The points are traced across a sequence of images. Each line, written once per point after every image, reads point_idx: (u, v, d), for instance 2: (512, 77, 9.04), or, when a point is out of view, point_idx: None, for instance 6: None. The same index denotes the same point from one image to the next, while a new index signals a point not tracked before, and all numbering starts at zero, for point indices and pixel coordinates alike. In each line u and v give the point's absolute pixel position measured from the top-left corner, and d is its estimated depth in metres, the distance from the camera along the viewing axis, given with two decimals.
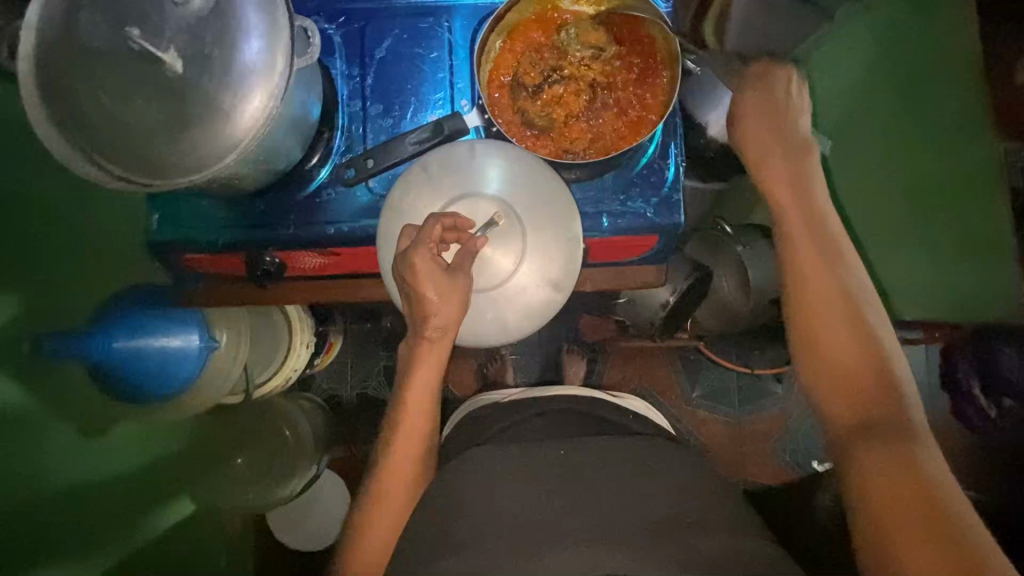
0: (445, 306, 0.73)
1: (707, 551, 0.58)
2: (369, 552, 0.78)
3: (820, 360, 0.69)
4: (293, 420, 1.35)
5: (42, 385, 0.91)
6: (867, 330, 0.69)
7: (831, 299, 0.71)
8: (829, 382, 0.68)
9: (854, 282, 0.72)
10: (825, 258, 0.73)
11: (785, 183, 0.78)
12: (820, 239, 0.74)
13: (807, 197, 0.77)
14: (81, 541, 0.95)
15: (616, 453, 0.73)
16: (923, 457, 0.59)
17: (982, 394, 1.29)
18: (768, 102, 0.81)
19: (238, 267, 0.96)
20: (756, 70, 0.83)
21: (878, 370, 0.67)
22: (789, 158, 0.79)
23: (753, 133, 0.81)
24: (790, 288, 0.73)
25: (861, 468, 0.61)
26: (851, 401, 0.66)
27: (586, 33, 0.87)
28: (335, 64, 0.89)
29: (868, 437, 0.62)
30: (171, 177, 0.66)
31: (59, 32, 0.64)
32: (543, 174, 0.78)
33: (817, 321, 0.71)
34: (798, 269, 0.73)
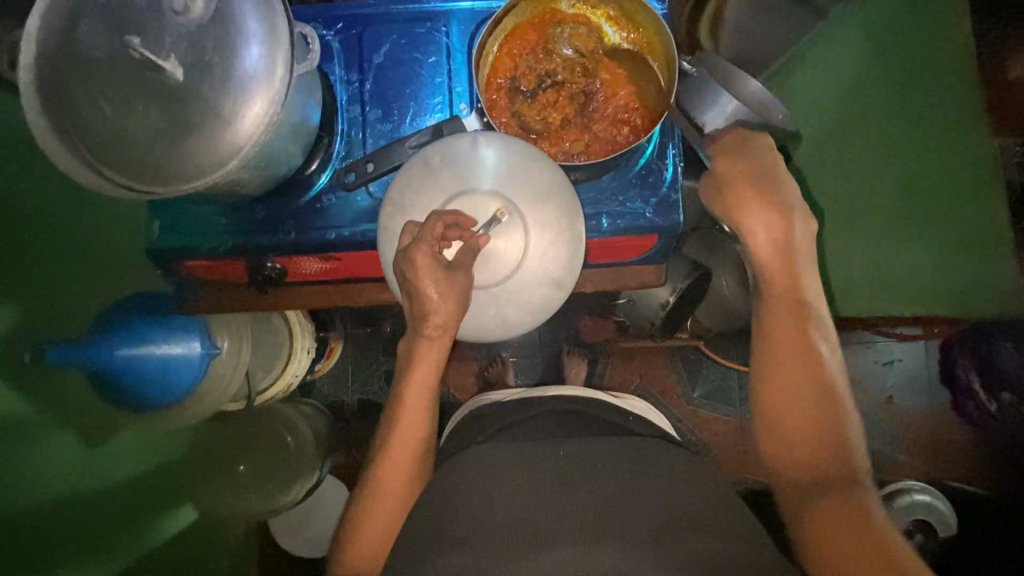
0: (447, 303, 0.74)
1: (706, 547, 0.59)
2: (367, 547, 0.79)
3: (782, 428, 0.70)
4: (293, 426, 1.31)
5: (43, 393, 0.91)
6: (830, 400, 0.70)
7: (799, 364, 0.72)
8: (790, 449, 0.69)
9: (827, 357, 0.72)
10: (801, 329, 0.73)
11: (769, 250, 0.77)
12: (798, 312, 0.74)
13: (790, 262, 0.76)
14: (84, 550, 0.95)
15: (617, 454, 0.73)
16: (875, 517, 0.58)
17: (982, 389, 1.29)
18: (755, 161, 0.80)
19: (238, 273, 0.97)
20: (731, 138, 0.82)
21: (834, 436, 0.67)
22: (776, 221, 0.76)
23: (744, 188, 0.78)
24: (763, 359, 0.74)
25: (814, 525, 0.60)
26: (810, 465, 0.66)
27: (581, 37, 0.88)
28: (334, 70, 0.89)
29: (822, 496, 0.62)
30: (171, 183, 0.66)
31: (59, 41, 0.64)
32: (545, 171, 0.78)
33: (783, 387, 0.71)
34: (772, 338, 0.74)
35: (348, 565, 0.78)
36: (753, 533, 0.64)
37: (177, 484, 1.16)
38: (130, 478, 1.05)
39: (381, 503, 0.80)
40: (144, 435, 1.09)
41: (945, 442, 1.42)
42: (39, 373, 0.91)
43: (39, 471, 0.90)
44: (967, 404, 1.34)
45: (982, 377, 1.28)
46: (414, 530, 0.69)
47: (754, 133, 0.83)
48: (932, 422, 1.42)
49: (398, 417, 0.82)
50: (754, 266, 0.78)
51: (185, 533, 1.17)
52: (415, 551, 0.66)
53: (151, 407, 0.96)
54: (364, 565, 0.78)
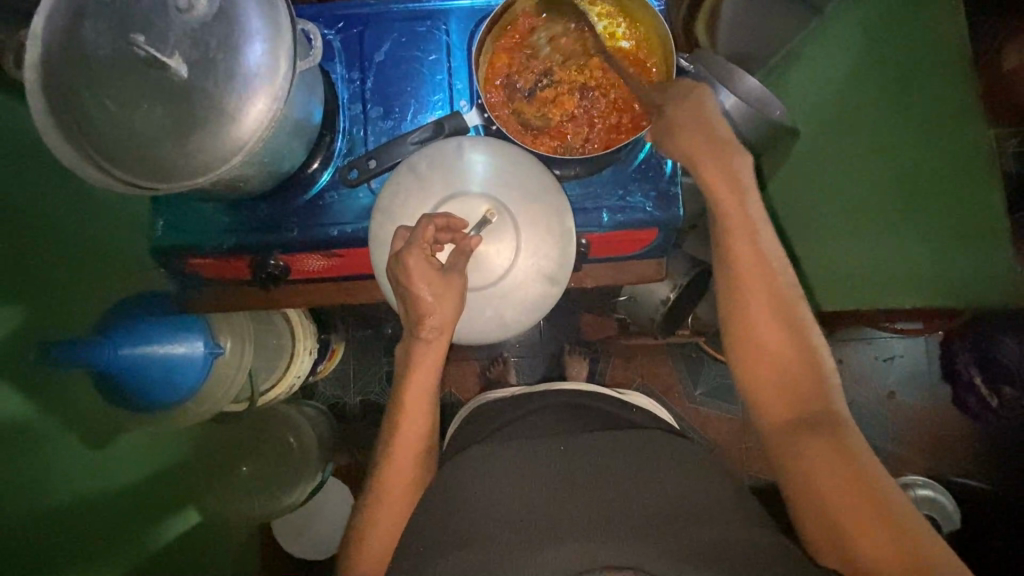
0: (442, 306, 0.73)
1: (713, 538, 0.59)
2: (376, 547, 0.78)
3: (754, 359, 0.71)
4: (295, 426, 1.34)
5: (47, 394, 0.92)
6: (794, 326, 0.71)
7: (759, 292, 0.73)
8: (768, 385, 0.69)
9: (783, 275, 0.74)
10: (761, 254, 0.74)
11: (722, 183, 0.77)
12: (754, 237, 0.75)
13: (740, 190, 0.77)
14: (88, 551, 0.95)
15: (614, 445, 0.74)
16: (857, 453, 0.62)
17: (983, 384, 1.29)
18: (697, 103, 0.80)
19: (241, 271, 0.97)
20: (680, 85, 0.81)
21: (809, 368, 0.69)
22: (721, 159, 0.78)
23: (690, 135, 0.79)
24: (727, 286, 0.75)
25: (806, 473, 0.62)
26: (789, 399, 0.68)
27: (570, 34, 0.88)
28: (335, 69, 0.90)
29: (804, 438, 0.64)
30: (176, 179, 0.67)
31: (65, 40, 0.65)
32: (531, 168, 0.79)
33: (749, 318, 0.72)
34: (733, 270, 0.74)
35: (357, 566, 0.77)
36: (758, 523, 0.64)
37: (181, 486, 1.16)
38: (134, 479, 1.05)
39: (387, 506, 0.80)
40: (148, 436, 1.09)
41: (947, 437, 1.42)
42: (42, 374, 0.91)
43: (42, 473, 0.89)
44: (967, 396, 1.34)
45: (983, 372, 1.28)
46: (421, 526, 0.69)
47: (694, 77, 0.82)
48: (933, 417, 1.43)
49: (401, 416, 0.82)
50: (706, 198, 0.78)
51: (190, 535, 1.17)
52: (422, 547, 0.66)
53: (156, 406, 0.96)
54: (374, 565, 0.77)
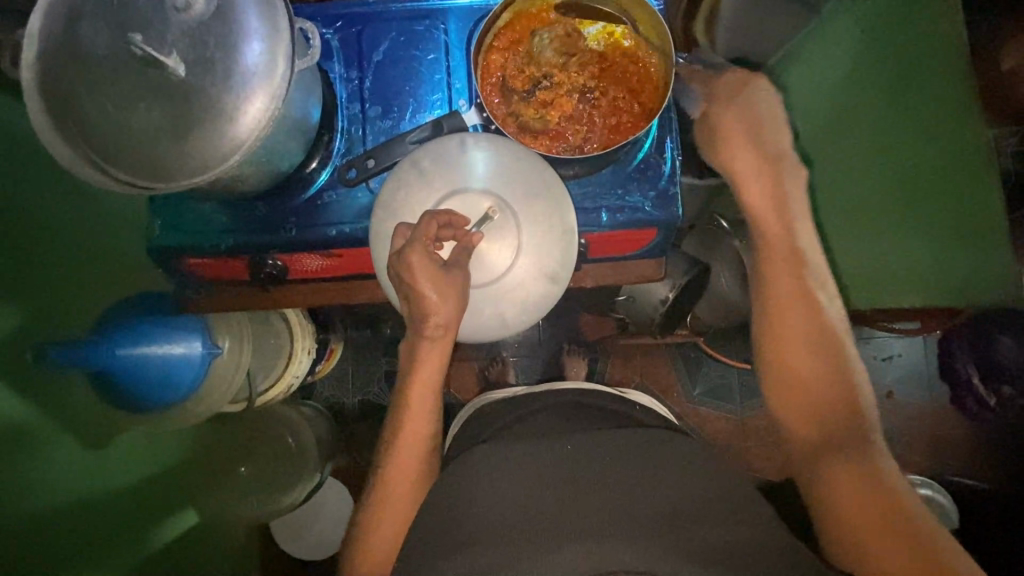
0: (445, 305, 0.72)
1: (717, 536, 0.59)
2: (377, 548, 0.78)
3: (789, 381, 0.74)
4: (295, 429, 1.35)
5: (44, 395, 0.91)
6: (838, 353, 0.74)
7: (801, 318, 0.76)
8: (801, 407, 0.72)
9: (829, 308, 0.77)
10: (803, 285, 0.78)
11: (767, 206, 0.82)
12: (800, 267, 0.79)
13: (786, 218, 0.82)
14: (86, 553, 0.95)
15: (616, 444, 0.74)
16: (883, 471, 0.63)
17: (982, 383, 1.29)
18: (750, 110, 0.85)
19: (239, 272, 0.97)
20: (736, 80, 0.87)
21: (842, 393, 0.71)
22: (768, 174, 0.83)
23: (734, 141, 0.84)
24: (767, 312, 0.78)
25: (827, 484, 0.64)
26: (821, 420, 0.70)
27: (567, 35, 0.87)
28: (333, 68, 0.90)
29: (830, 454, 0.66)
30: (173, 178, 0.67)
31: (61, 38, 0.64)
32: (535, 165, 0.78)
33: (783, 341, 0.76)
34: (773, 297, 0.79)
35: (359, 566, 0.78)
36: (760, 521, 0.64)
37: (179, 487, 1.16)
38: (132, 480, 1.05)
39: (390, 506, 0.80)
40: (145, 437, 1.09)
41: (945, 437, 1.43)
42: (39, 373, 0.90)
43: (40, 474, 0.89)
44: (966, 396, 1.33)
45: (982, 371, 1.28)
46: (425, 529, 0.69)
47: (750, 77, 0.87)
48: (930, 416, 1.44)
49: (405, 417, 0.82)
50: (751, 217, 0.84)
51: (189, 536, 1.17)
52: (426, 547, 0.66)
53: (154, 406, 0.96)
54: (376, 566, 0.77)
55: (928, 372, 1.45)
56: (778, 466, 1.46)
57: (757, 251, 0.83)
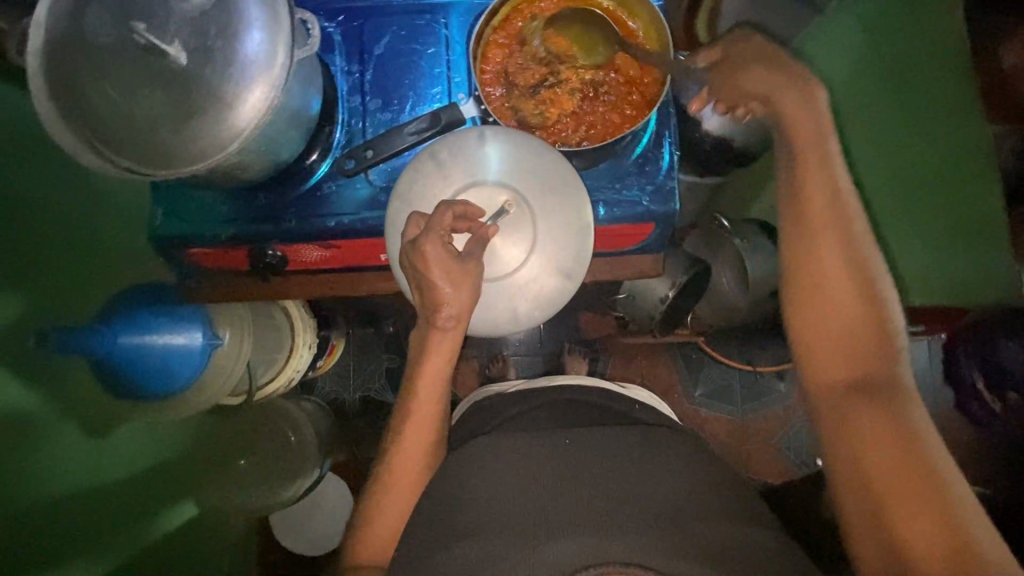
0: (459, 294, 0.73)
1: (708, 533, 0.59)
2: (380, 537, 0.79)
3: (813, 313, 0.68)
4: (297, 424, 1.35)
5: (44, 383, 0.92)
6: (873, 294, 0.67)
7: (834, 260, 0.68)
8: (826, 347, 0.67)
9: (862, 238, 0.69)
10: (837, 206, 0.70)
11: (812, 159, 0.71)
12: (831, 180, 0.71)
13: (823, 140, 0.72)
14: (81, 542, 0.95)
15: (618, 439, 0.74)
16: (917, 422, 0.60)
17: (987, 390, 1.24)
18: (766, 57, 0.76)
19: (238, 262, 0.98)
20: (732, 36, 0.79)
21: (877, 330, 0.66)
22: (799, 94, 0.73)
23: (756, 68, 0.75)
24: (789, 247, 0.71)
25: (857, 440, 0.61)
26: (844, 361, 0.66)
27: (559, 32, 0.87)
28: (334, 61, 0.91)
29: (858, 403, 0.63)
30: (174, 166, 0.68)
31: (66, 28, 0.65)
32: (552, 161, 0.78)
33: (815, 280, 0.68)
34: (807, 228, 0.70)
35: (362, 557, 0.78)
36: (749, 515, 0.64)
37: (179, 479, 1.16)
38: (132, 470, 1.05)
39: (394, 495, 0.81)
40: (146, 428, 1.10)
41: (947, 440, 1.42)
42: (40, 362, 0.91)
43: (39, 463, 0.90)
44: (972, 403, 1.29)
45: (987, 377, 1.22)
46: (425, 522, 0.69)
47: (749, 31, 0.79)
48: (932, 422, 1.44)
49: (410, 409, 0.82)
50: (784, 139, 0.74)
51: (187, 528, 1.17)
52: (425, 541, 0.66)
53: (157, 395, 0.96)
54: (378, 558, 0.78)
55: (932, 375, 1.45)
56: (779, 469, 1.46)
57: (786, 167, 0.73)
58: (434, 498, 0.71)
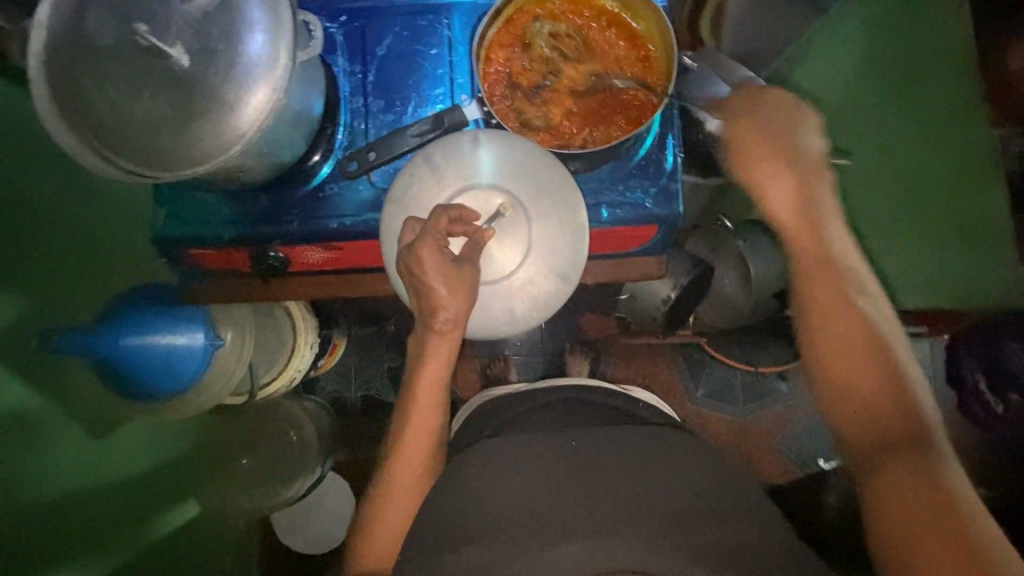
0: (456, 298, 0.73)
1: (714, 537, 0.59)
2: (380, 541, 0.79)
3: (828, 366, 0.70)
4: (298, 422, 1.35)
5: (47, 383, 0.92)
6: (886, 349, 0.69)
7: (849, 318, 0.71)
8: (849, 415, 0.67)
9: (870, 302, 0.73)
10: (840, 288, 0.74)
11: (802, 223, 0.79)
12: (823, 238, 0.78)
13: (816, 224, 0.78)
14: (84, 544, 0.95)
15: (621, 441, 0.73)
16: (943, 474, 0.58)
17: (989, 391, 1.21)
18: (768, 126, 0.81)
19: (241, 263, 0.98)
20: (740, 98, 0.83)
21: (898, 396, 0.65)
22: (794, 178, 0.79)
23: (756, 149, 0.81)
24: (803, 307, 0.75)
25: (880, 484, 0.60)
26: (867, 427, 0.65)
27: (564, 34, 0.88)
28: (336, 62, 0.90)
29: (882, 461, 0.61)
30: (175, 168, 0.67)
31: (69, 29, 0.65)
32: (546, 164, 0.78)
33: (830, 337, 0.72)
34: (818, 290, 0.75)
35: (362, 559, 0.78)
36: (755, 519, 0.64)
37: (180, 479, 1.16)
38: (134, 471, 1.06)
39: (395, 500, 0.80)
40: (148, 427, 1.10)
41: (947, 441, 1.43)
42: (42, 363, 0.91)
43: (41, 464, 0.90)
44: (973, 404, 1.26)
45: (990, 378, 1.19)
46: (429, 526, 0.69)
47: (759, 89, 0.83)
48: None
49: (410, 413, 0.82)
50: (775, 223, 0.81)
51: (189, 527, 1.18)
52: (429, 544, 0.66)
53: (157, 396, 0.96)
54: (378, 562, 0.78)
55: (934, 376, 1.45)
56: (781, 469, 1.46)
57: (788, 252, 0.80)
58: (438, 502, 0.71)
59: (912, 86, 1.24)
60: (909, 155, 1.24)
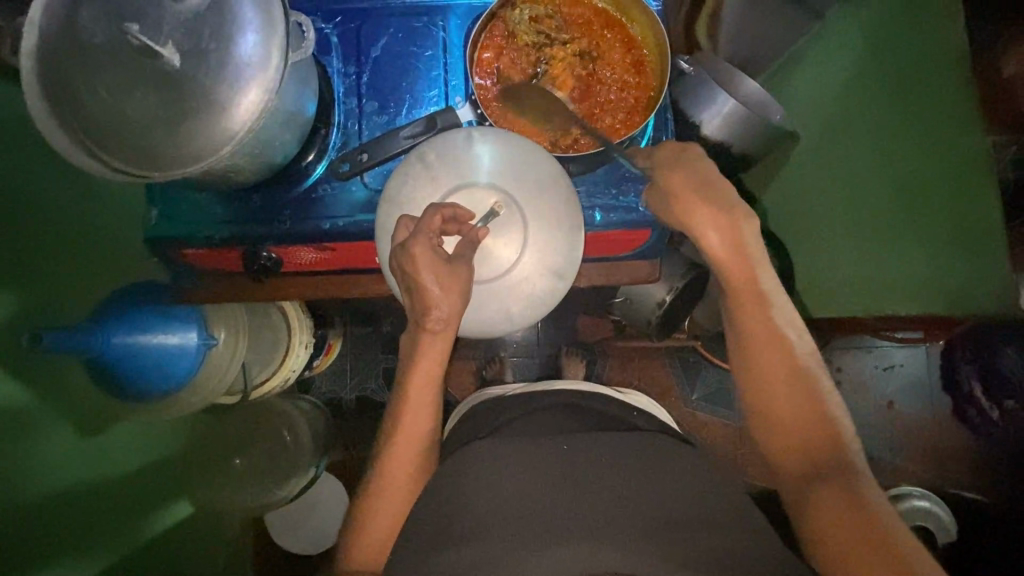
0: (448, 297, 0.73)
1: (704, 543, 0.59)
2: (375, 538, 0.78)
3: (758, 395, 0.73)
4: (292, 423, 1.35)
5: (40, 382, 0.92)
6: (807, 377, 0.73)
7: (772, 346, 0.74)
8: (779, 429, 0.71)
9: (789, 325, 0.76)
10: (768, 319, 0.76)
11: (732, 260, 0.78)
12: (755, 275, 0.78)
13: (750, 263, 0.78)
14: (74, 544, 0.95)
15: (614, 447, 0.73)
16: (870, 501, 0.61)
17: (983, 394, 1.28)
18: (695, 171, 0.80)
19: (233, 262, 0.97)
20: (662, 153, 0.82)
21: (822, 424, 0.69)
22: (724, 227, 0.78)
23: (691, 203, 0.79)
24: (731, 338, 0.78)
25: (813, 515, 0.62)
26: (793, 447, 0.69)
27: (545, 16, 0.86)
28: (331, 63, 0.90)
29: (815, 487, 0.64)
30: (167, 169, 0.67)
31: (61, 28, 0.65)
32: (538, 164, 0.78)
33: (757, 367, 0.74)
34: (744, 321, 0.77)
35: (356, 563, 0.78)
36: (748, 523, 0.64)
37: (172, 479, 1.16)
38: (126, 471, 1.05)
39: (386, 502, 0.80)
40: (140, 427, 1.09)
41: (945, 447, 1.43)
42: (33, 361, 0.90)
43: (33, 462, 0.90)
44: (969, 410, 1.33)
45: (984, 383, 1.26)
46: (421, 529, 0.68)
47: (685, 144, 0.83)
48: (931, 429, 1.43)
49: (401, 415, 0.82)
50: (715, 266, 0.79)
51: (181, 527, 1.17)
52: (419, 548, 0.66)
53: (150, 395, 0.96)
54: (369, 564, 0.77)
55: (930, 382, 1.44)
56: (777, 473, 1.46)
57: (724, 295, 0.80)
58: (430, 504, 0.71)
59: (908, 92, 1.24)
60: (907, 160, 1.23)
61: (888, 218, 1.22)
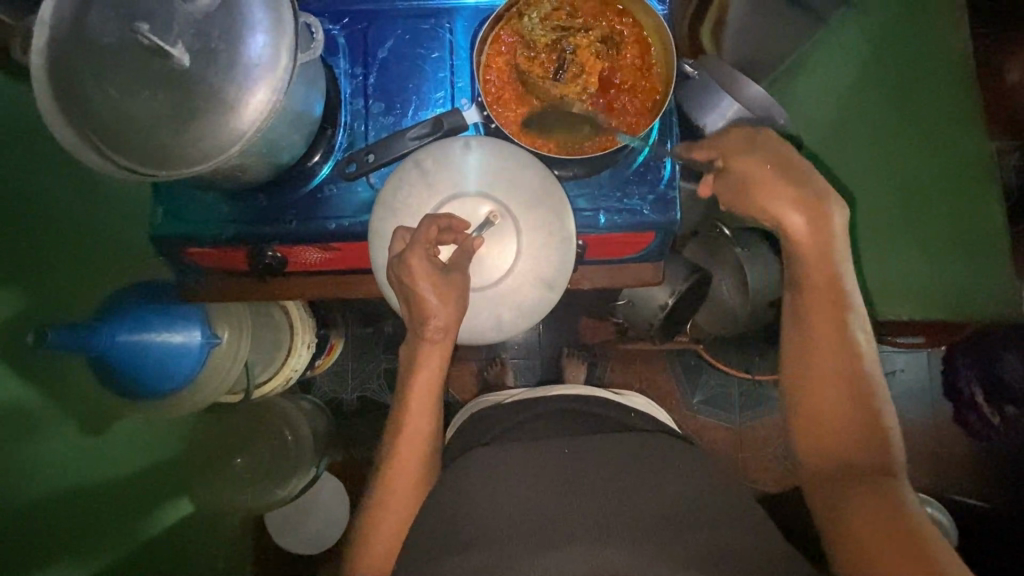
0: (444, 308, 0.72)
1: (708, 546, 0.59)
2: (380, 545, 0.78)
3: (801, 392, 0.69)
4: (293, 424, 1.33)
5: (42, 379, 0.92)
6: (864, 379, 0.68)
7: (829, 345, 0.69)
8: (819, 430, 0.67)
9: (856, 323, 0.71)
10: (833, 316, 0.70)
11: (811, 258, 0.71)
12: (832, 273, 0.71)
13: (830, 256, 0.71)
14: (74, 543, 0.95)
15: (614, 450, 0.73)
16: (914, 516, 0.58)
17: (985, 402, 1.29)
18: (775, 152, 0.73)
19: (239, 262, 0.98)
20: (736, 134, 0.76)
21: (867, 430, 0.66)
22: (809, 214, 0.71)
23: (768, 188, 0.72)
24: (788, 329, 0.73)
25: (848, 519, 0.59)
26: (829, 449, 0.66)
27: (553, 10, 0.87)
28: (338, 64, 0.90)
29: (854, 492, 0.61)
30: (176, 168, 0.68)
31: (72, 28, 0.65)
32: (533, 174, 0.78)
33: (808, 364, 0.70)
34: (803, 318, 0.72)
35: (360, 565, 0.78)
36: (751, 527, 0.64)
37: (174, 477, 1.16)
38: (127, 470, 1.05)
39: (390, 505, 0.80)
40: (143, 425, 1.09)
41: (945, 452, 1.43)
42: (35, 358, 0.91)
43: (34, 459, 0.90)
44: (969, 415, 1.34)
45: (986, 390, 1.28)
46: (424, 531, 0.68)
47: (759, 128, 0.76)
48: (931, 434, 1.44)
49: (404, 419, 0.82)
50: (793, 257, 0.72)
51: (181, 526, 1.18)
52: (423, 550, 0.66)
53: (151, 395, 0.96)
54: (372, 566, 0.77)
55: (930, 386, 1.45)
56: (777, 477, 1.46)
57: (793, 291, 0.74)
58: (433, 506, 0.71)
59: (911, 98, 1.24)
60: (910, 166, 1.23)
61: (891, 224, 1.23)
